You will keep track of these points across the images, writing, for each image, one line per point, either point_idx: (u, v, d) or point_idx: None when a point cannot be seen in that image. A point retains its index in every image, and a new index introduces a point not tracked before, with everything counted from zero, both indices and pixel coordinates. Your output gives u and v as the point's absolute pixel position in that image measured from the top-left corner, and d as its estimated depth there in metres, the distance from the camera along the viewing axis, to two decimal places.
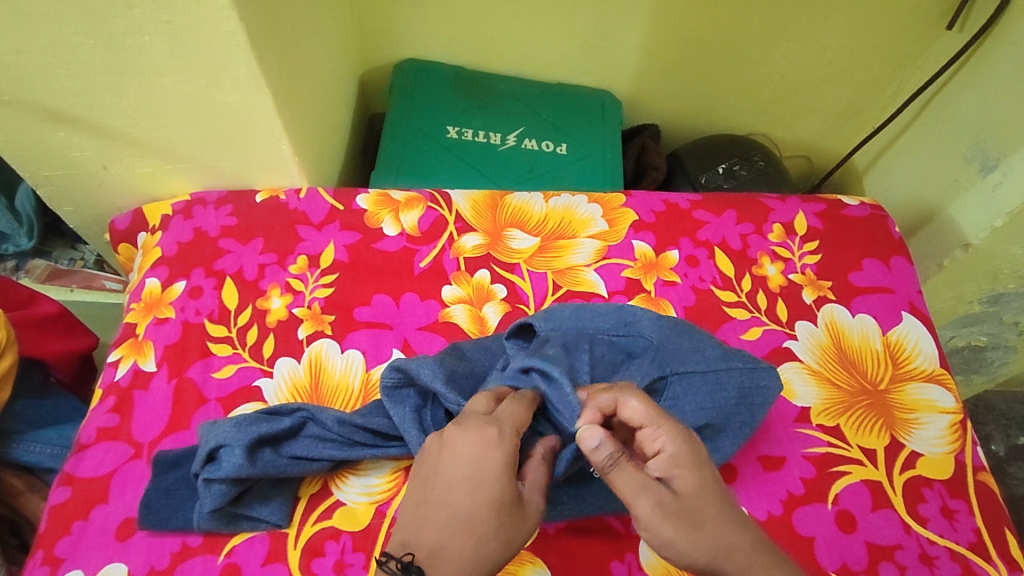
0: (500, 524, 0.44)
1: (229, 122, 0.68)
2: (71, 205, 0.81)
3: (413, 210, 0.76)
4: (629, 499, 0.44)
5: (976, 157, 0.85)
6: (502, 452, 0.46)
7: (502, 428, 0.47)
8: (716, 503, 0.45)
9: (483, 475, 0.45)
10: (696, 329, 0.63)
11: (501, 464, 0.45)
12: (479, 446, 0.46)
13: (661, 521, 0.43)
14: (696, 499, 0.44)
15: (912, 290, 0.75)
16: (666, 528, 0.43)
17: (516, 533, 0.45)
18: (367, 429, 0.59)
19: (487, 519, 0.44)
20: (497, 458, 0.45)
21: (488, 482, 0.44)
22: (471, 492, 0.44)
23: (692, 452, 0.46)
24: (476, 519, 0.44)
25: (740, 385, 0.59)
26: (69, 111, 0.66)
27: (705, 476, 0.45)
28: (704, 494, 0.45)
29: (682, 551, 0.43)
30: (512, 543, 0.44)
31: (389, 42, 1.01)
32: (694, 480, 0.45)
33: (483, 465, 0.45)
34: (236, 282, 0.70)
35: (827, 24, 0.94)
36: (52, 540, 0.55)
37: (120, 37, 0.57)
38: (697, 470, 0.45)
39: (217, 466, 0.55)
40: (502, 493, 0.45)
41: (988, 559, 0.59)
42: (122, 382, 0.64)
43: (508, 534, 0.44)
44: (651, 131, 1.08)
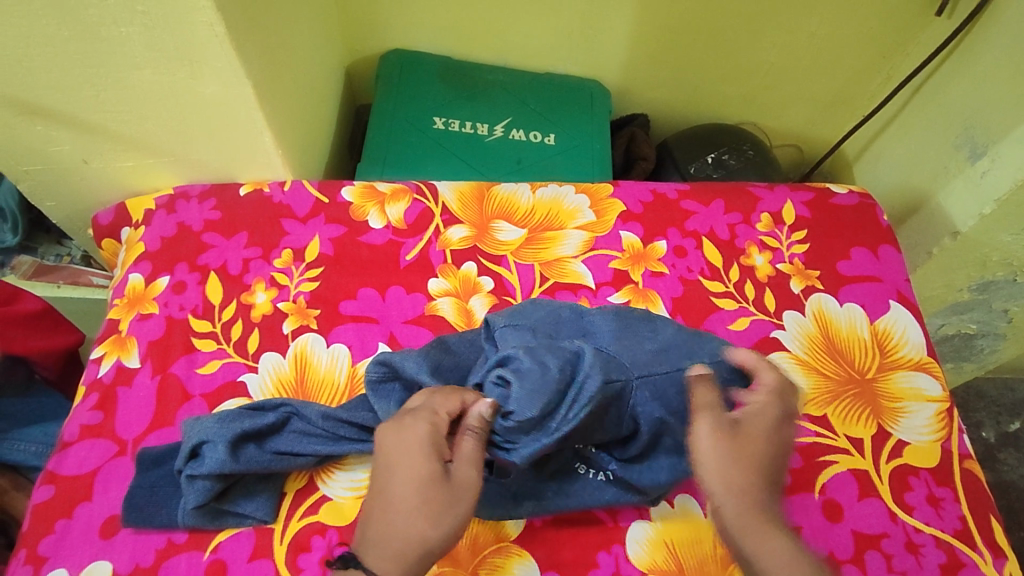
0: (421, 501, 0.46)
1: (210, 114, 0.67)
2: (54, 201, 0.80)
3: (399, 202, 0.76)
4: (704, 406, 0.51)
5: (965, 143, 0.85)
6: (415, 431, 0.49)
7: (415, 420, 0.50)
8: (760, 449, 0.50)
9: (396, 462, 0.48)
10: (657, 319, 0.60)
11: (415, 444, 0.48)
12: (396, 435, 0.49)
13: (716, 436, 0.50)
14: (750, 438, 0.51)
15: (900, 279, 0.75)
16: (713, 438, 0.49)
17: (442, 506, 0.46)
18: (352, 424, 0.58)
19: (410, 495, 0.46)
20: (409, 441, 0.48)
21: (405, 463, 0.48)
22: (391, 477, 0.47)
23: (775, 414, 0.53)
24: (399, 498, 0.46)
25: (706, 383, 0.54)
26: (47, 105, 0.65)
27: (770, 435, 0.52)
28: (763, 444, 0.51)
29: (716, 470, 0.49)
30: (441, 517, 0.46)
31: (375, 32, 1.00)
32: (761, 431, 0.52)
33: (398, 448, 0.48)
34: (221, 277, 0.70)
35: (816, 11, 0.93)
36: (35, 539, 0.55)
37: (95, 28, 0.56)
38: (770, 428, 0.52)
39: (200, 462, 0.55)
40: (422, 470, 0.47)
41: (973, 546, 0.59)
42: (105, 379, 0.64)
43: (431, 505, 0.46)
44: (641, 121, 1.07)
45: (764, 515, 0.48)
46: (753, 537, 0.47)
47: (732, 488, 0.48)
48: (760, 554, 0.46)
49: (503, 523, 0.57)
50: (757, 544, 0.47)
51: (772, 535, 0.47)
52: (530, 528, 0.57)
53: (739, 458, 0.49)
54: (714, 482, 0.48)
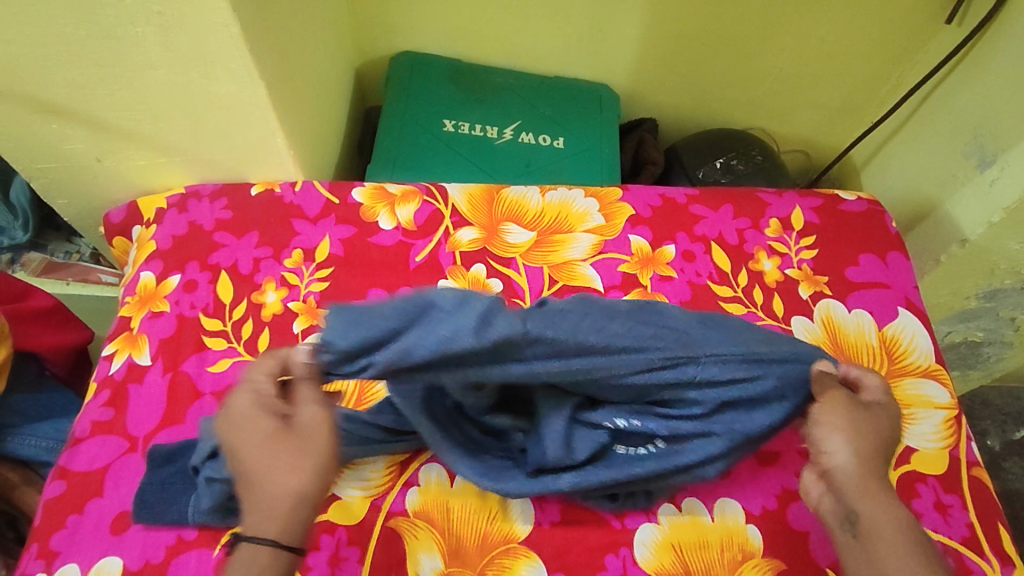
0: (276, 463, 0.45)
1: (223, 114, 0.68)
2: (66, 198, 0.80)
3: (409, 204, 0.76)
4: (824, 387, 0.51)
5: (973, 151, 0.85)
6: (241, 403, 0.48)
7: (239, 392, 0.49)
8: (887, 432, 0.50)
9: (238, 437, 0.47)
10: (729, 317, 0.57)
11: (238, 415, 0.47)
12: (229, 415, 0.48)
13: (839, 408, 0.50)
14: (877, 421, 0.50)
15: (909, 286, 0.75)
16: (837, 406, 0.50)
17: (300, 457, 0.45)
18: (377, 425, 0.58)
19: (263, 462, 0.45)
20: (232, 415, 0.48)
21: (247, 435, 0.46)
22: (242, 453, 0.46)
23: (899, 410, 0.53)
24: (253, 469, 0.45)
25: (778, 374, 0.52)
26: (62, 104, 0.65)
27: (891, 423, 0.51)
28: (888, 430, 0.50)
29: (839, 435, 0.48)
30: (303, 468, 0.45)
31: (385, 34, 1.00)
32: (884, 417, 0.51)
33: (236, 425, 0.47)
34: (232, 276, 0.70)
35: (825, 17, 0.94)
36: (47, 533, 0.55)
37: (112, 27, 0.57)
38: (890, 417, 0.52)
39: (220, 463, 0.54)
40: (262, 435, 0.46)
41: (981, 554, 0.59)
42: (117, 375, 0.64)
43: (287, 462, 0.45)
44: (649, 125, 1.08)
45: (883, 484, 0.47)
46: (869, 500, 0.46)
47: (853, 453, 0.48)
48: (876, 515, 0.45)
49: (511, 525, 0.57)
50: (874, 508, 0.46)
51: (888, 503, 0.46)
52: (538, 529, 0.57)
53: (863, 430, 0.49)
54: (834, 444, 0.48)
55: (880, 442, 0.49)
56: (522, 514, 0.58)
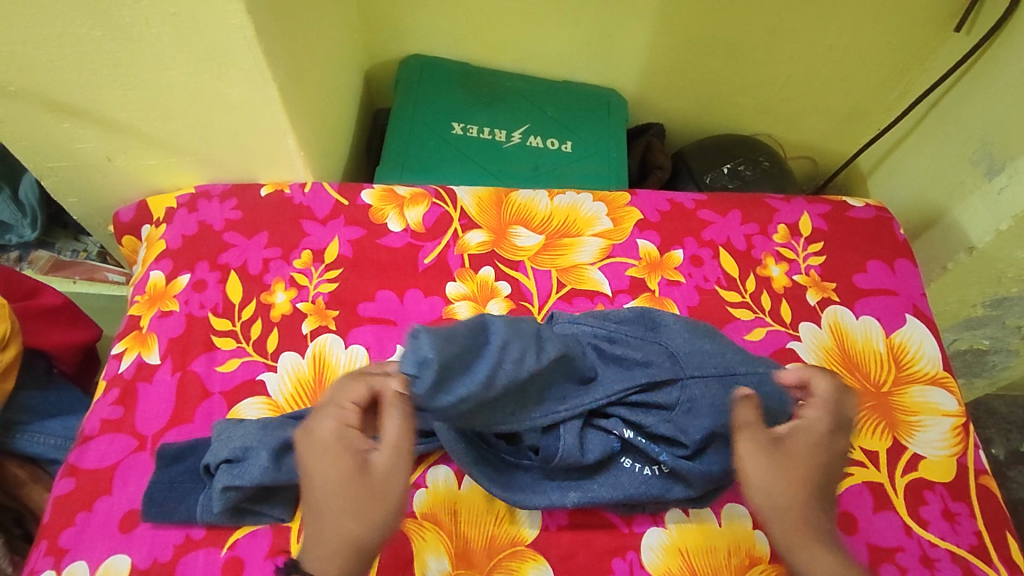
0: (344, 506, 0.45)
1: (235, 115, 0.68)
2: (76, 197, 0.81)
3: (418, 206, 0.77)
4: (744, 425, 0.51)
5: (982, 159, 0.85)
6: (323, 432, 0.47)
7: (322, 418, 0.48)
8: (805, 466, 0.51)
9: (311, 467, 0.46)
10: (717, 334, 0.61)
11: (320, 445, 0.47)
12: (307, 440, 0.47)
13: (762, 457, 0.50)
14: (795, 457, 0.51)
15: (916, 293, 0.75)
16: (753, 460, 0.50)
17: (370, 503, 0.44)
18: None
19: (332, 501, 0.45)
20: (313, 443, 0.47)
21: (321, 469, 0.46)
22: (315, 484, 0.46)
23: (827, 427, 0.53)
24: (324, 504, 0.45)
25: (758, 391, 0.56)
26: (75, 103, 0.66)
27: (818, 450, 0.52)
28: (811, 460, 0.51)
29: (761, 486, 0.50)
30: (369, 515, 0.44)
31: (395, 37, 1.01)
32: (807, 447, 0.51)
33: (313, 454, 0.47)
34: (241, 277, 0.70)
35: (834, 24, 0.94)
36: (56, 531, 0.56)
37: (127, 28, 0.57)
38: (815, 445, 0.52)
39: (239, 469, 0.55)
40: (336, 473, 0.45)
41: (988, 562, 0.59)
42: (126, 374, 0.64)
43: (358, 506, 0.44)
44: (657, 130, 1.08)
45: (810, 530, 0.49)
46: (798, 552, 0.49)
47: (777, 506, 0.49)
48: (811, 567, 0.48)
49: (519, 528, 0.57)
50: (807, 559, 0.48)
51: (820, 549, 0.49)
52: (545, 532, 0.57)
53: (784, 476, 0.50)
54: (754, 502, 0.50)
55: (806, 485, 0.50)
56: (529, 517, 0.58)
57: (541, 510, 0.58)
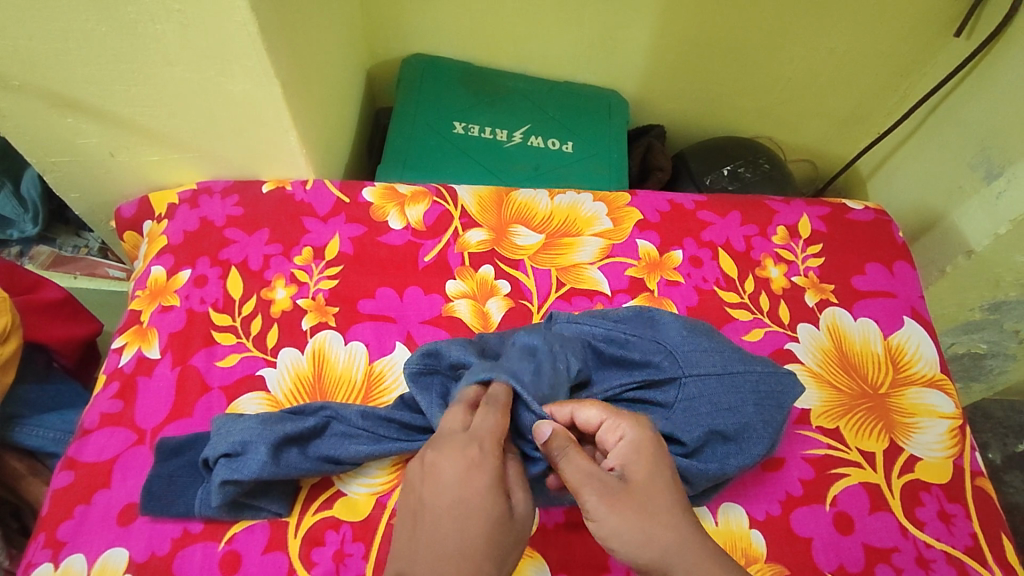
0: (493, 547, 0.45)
1: (238, 113, 0.68)
2: (78, 192, 0.81)
3: (419, 204, 0.77)
4: (576, 482, 0.47)
5: (981, 163, 0.85)
6: (489, 471, 0.47)
7: (483, 446, 0.47)
8: (666, 493, 0.47)
9: (471, 500, 0.45)
10: (715, 332, 0.63)
11: (488, 484, 0.46)
12: (464, 468, 0.46)
13: (607, 508, 0.46)
14: (646, 485, 0.47)
15: (914, 295, 0.75)
16: (608, 509, 0.46)
17: (510, 552, 0.46)
18: (392, 421, 0.60)
19: (483, 542, 0.44)
20: (483, 480, 0.46)
21: (478, 507, 0.45)
22: (461, 521, 0.45)
23: (650, 444, 0.50)
24: (472, 545, 0.44)
25: (756, 389, 0.59)
26: (78, 97, 0.66)
27: (658, 467, 0.49)
28: (657, 487, 0.48)
29: (626, 537, 0.46)
30: (505, 561, 0.45)
31: (398, 36, 1.01)
32: (647, 469, 0.48)
33: (471, 488, 0.46)
34: (242, 272, 0.71)
35: (835, 28, 0.94)
36: (54, 524, 0.56)
37: (132, 24, 0.58)
38: (653, 465, 0.49)
39: (239, 463, 0.55)
40: (496, 509, 0.46)
41: (983, 563, 0.59)
42: (126, 368, 0.64)
43: (503, 550, 0.45)
44: (657, 131, 1.08)
45: (707, 556, 0.45)
46: None
47: (655, 551, 0.45)
48: None
49: None
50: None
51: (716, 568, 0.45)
52: (542, 529, 0.58)
53: (643, 511, 0.46)
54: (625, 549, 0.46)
55: (674, 512, 0.47)
56: None
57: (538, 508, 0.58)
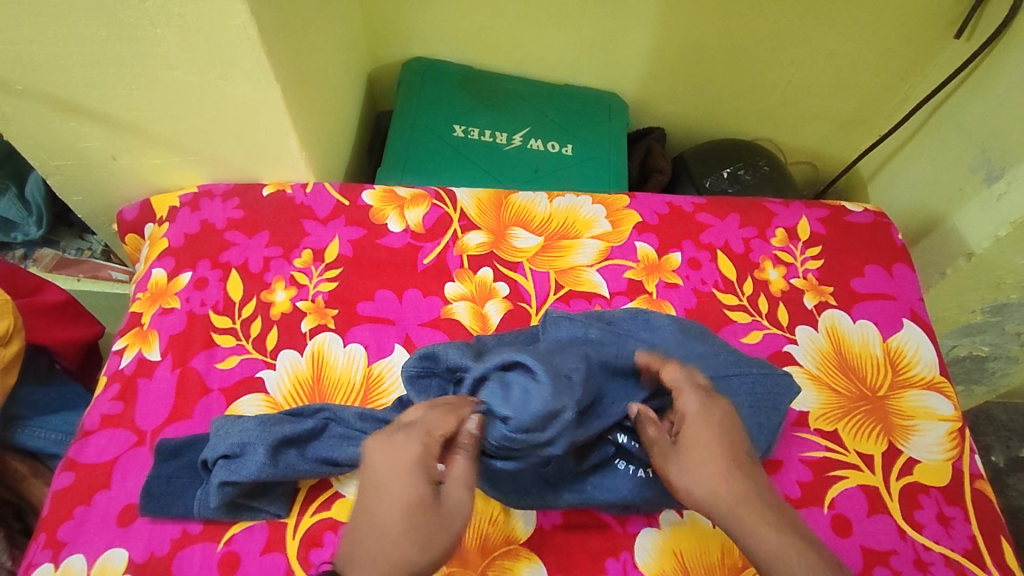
0: (409, 523, 0.44)
1: (239, 116, 0.69)
2: (80, 195, 0.81)
3: (418, 207, 0.77)
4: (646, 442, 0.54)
5: (981, 165, 0.85)
6: (412, 453, 0.47)
7: (408, 437, 0.48)
8: (713, 454, 0.50)
9: (385, 481, 0.46)
10: (709, 335, 0.64)
11: (411, 464, 0.46)
12: (384, 453, 0.47)
13: (664, 463, 0.51)
14: (694, 444, 0.51)
15: (914, 297, 0.75)
16: (666, 464, 0.51)
17: (434, 531, 0.45)
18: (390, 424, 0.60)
19: (398, 520, 0.44)
20: (405, 460, 0.47)
21: (393, 488, 0.46)
22: (378, 500, 0.46)
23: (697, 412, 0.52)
24: (387, 521, 0.44)
25: (751, 391, 0.59)
26: (80, 101, 0.67)
27: (714, 433, 0.51)
28: (707, 452, 0.50)
29: (678, 489, 0.50)
30: (430, 542, 0.44)
31: (399, 40, 1.02)
32: (703, 434, 0.51)
33: (389, 468, 0.46)
34: (242, 274, 0.71)
35: (835, 30, 0.94)
36: (55, 524, 0.56)
37: (132, 28, 0.58)
38: (711, 426, 0.51)
39: (237, 465, 0.55)
40: (414, 492, 0.45)
41: (982, 566, 0.59)
42: (127, 370, 0.65)
43: (425, 530, 0.44)
44: (657, 134, 1.08)
45: (743, 510, 0.47)
46: (741, 532, 0.47)
47: (700, 500, 0.49)
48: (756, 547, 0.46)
49: (513, 526, 0.58)
50: (751, 541, 0.46)
51: (761, 526, 0.46)
52: (540, 531, 0.58)
53: (695, 467, 0.50)
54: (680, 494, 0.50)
55: (717, 472, 0.49)
56: (523, 516, 0.58)
57: (536, 509, 0.58)
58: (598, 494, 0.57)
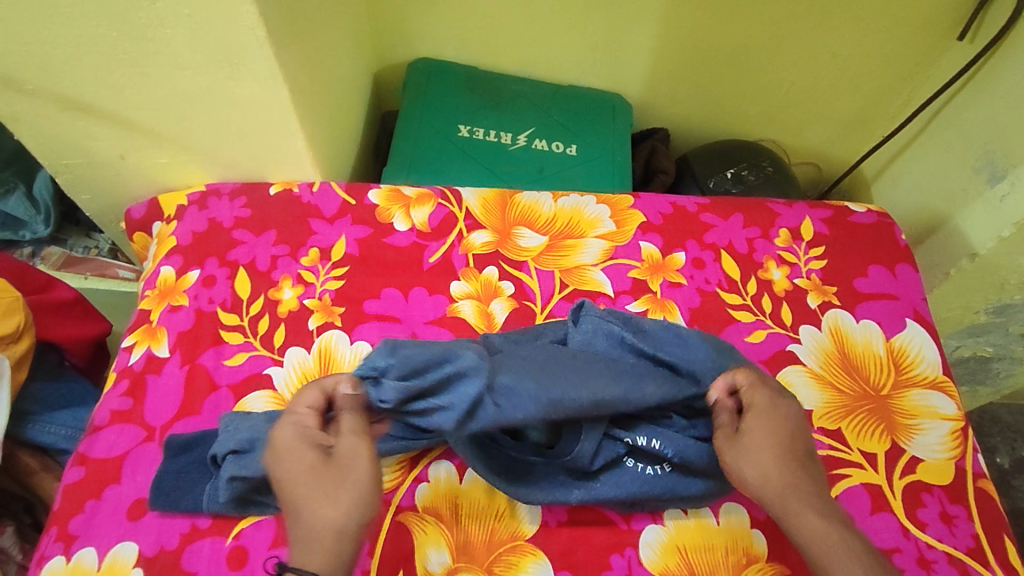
0: (312, 490, 0.47)
1: (247, 116, 0.69)
2: (89, 193, 0.82)
3: (424, 206, 0.78)
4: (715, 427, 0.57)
5: (984, 166, 0.86)
6: (280, 436, 0.51)
7: (282, 426, 0.51)
8: (771, 444, 0.53)
9: (281, 466, 0.49)
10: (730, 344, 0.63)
11: (280, 447, 0.50)
12: (271, 446, 0.51)
13: (728, 449, 0.54)
14: (756, 435, 0.54)
15: (917, 297, 0.76)
16: (729, 450, 0.54)
17: (339, 487, 0.47)
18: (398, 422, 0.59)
19: (300, 493, 0.47)
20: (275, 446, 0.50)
21: (288, 471, 0.49)
22: (282, 485, 0.48)
23: (762, 407, 0.56)
24: (295, 499, 0.47)
25: None
26: (90, 101, 0.67)
27: (776, 426, 0.54)
28: (767, 443, 0.53)
29: (737, 475, 0.53)
30: (340, 496, 0.47)
31: (404, 41, 1.02)
32: (763, 427, 0.54)
33: (280, 455, 0.50)
34: (249, 272, 0.72)
35: (838, 32, 0.95)
36: (66, 518, 0.57)
37: (143, 29, 0.59)
38: (777, 423, 0.55)
39: (246, 460, 0.55)
40: (308, 460, 0.49)
41: (985, 564, 0.59)
42: (136, 366, 0.65)
43: (327, 490, 0.47)
44: (661, 134, 1.09)
45: (795, 498, 0.51)
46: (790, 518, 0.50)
47: (757, 487, 0.52)
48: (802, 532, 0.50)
49: (519, 523, 0.58)
50: (797, 527, 0.50)
51: (807, 513, 0.50)
52: (546, 527, 0.58)
53: (753, 456, 0.53)
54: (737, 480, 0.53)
55: (775, 463, 0.52)
56: (529, 513, 0.59)
57: (541, 506, 0.59)
58: (605, 492, 0.58)
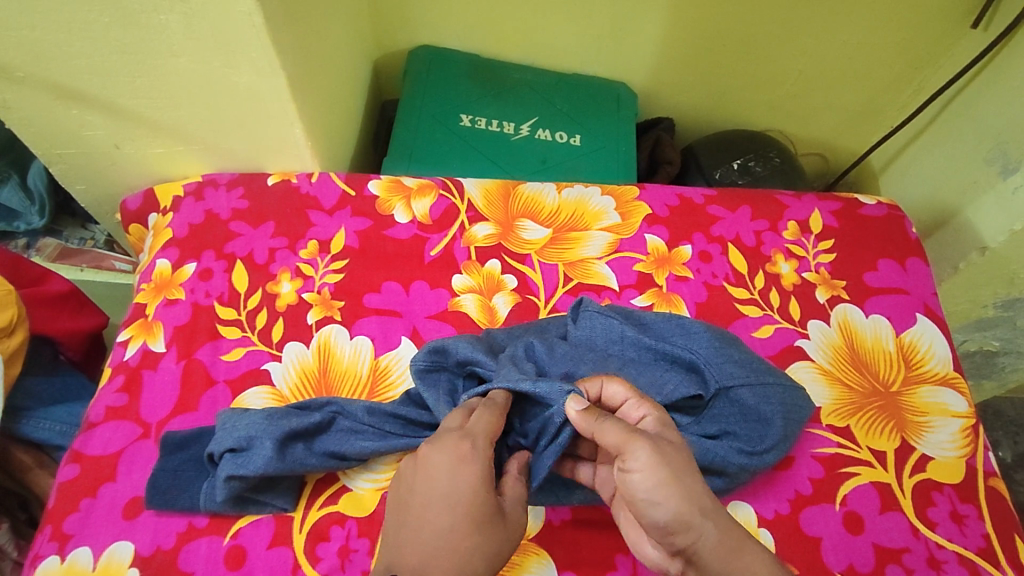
0: (482, 539, 0.44)
1: (243, 105, 0.68)
2: (84, 183, 0.80)
3: (425, 198, 0.76)
4: (623, 439, 0.45)
5: (997, 158, 0.84)
6: (479, 466, 0.46)
7: (475, 441, 0.47)
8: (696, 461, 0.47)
9: (459, 494, 0.44)
10: (738, 341, 0.63)
11: (477, 479, 0.45)
12: (454, 460, 0.45)
13: (658, 459, 0.44)
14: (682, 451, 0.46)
15: (927, 292, 0.74)
16: (662, 464, 0.44)
17: (500, 545, 0.45)
18: (398, 418, 0.59)
19: (469, 536, 0.43)
20: (471, 473, 0.45)
21: (466, 499, 0.44)
22: (450, 511, 0.44)
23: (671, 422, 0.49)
24: (459, 536, 0.43)
25: (783, 403, 0.59)
26: (82, 89, 0.65)
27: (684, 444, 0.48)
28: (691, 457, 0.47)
29: (672, 497, 0.43)
30: (497, 556, 0.44)
31: (405, 27, 1.00)
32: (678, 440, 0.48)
33: (460, 479, 0.45)
34: (246, 265, 0.70)
35: (849, 19, 0.93)
36: (60, 516, 0.56)
37: (135, 15, 0.57)
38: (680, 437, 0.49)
39: (244, 458, 0.54)
40: (485, 508, 0.45)
41: (996, 564, 0.58)
42: (132, 361, 0.64)
43: (491, 546, 0.44)
44: (666, 125, 1.07)
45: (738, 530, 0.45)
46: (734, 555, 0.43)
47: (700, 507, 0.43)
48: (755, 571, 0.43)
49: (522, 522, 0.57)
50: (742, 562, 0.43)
51: (750, 547, 0.44)
52: (549, 526, 0.57)
53: (685, 472, 0.44)
54: (666, 498, 0.43)
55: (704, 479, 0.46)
56: (532, 512, 0.58)
57: (544, 504, 0.58)
58: None
